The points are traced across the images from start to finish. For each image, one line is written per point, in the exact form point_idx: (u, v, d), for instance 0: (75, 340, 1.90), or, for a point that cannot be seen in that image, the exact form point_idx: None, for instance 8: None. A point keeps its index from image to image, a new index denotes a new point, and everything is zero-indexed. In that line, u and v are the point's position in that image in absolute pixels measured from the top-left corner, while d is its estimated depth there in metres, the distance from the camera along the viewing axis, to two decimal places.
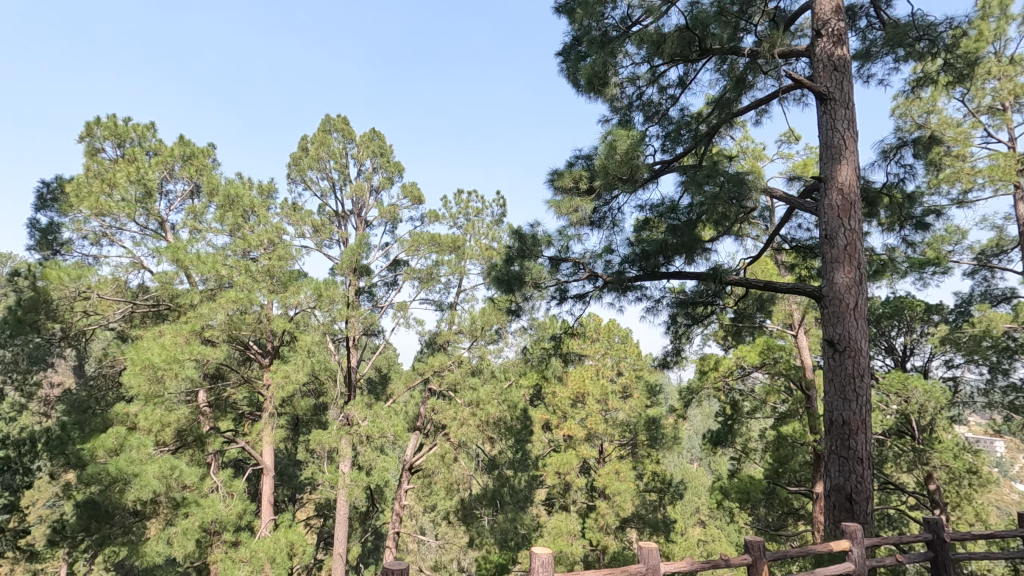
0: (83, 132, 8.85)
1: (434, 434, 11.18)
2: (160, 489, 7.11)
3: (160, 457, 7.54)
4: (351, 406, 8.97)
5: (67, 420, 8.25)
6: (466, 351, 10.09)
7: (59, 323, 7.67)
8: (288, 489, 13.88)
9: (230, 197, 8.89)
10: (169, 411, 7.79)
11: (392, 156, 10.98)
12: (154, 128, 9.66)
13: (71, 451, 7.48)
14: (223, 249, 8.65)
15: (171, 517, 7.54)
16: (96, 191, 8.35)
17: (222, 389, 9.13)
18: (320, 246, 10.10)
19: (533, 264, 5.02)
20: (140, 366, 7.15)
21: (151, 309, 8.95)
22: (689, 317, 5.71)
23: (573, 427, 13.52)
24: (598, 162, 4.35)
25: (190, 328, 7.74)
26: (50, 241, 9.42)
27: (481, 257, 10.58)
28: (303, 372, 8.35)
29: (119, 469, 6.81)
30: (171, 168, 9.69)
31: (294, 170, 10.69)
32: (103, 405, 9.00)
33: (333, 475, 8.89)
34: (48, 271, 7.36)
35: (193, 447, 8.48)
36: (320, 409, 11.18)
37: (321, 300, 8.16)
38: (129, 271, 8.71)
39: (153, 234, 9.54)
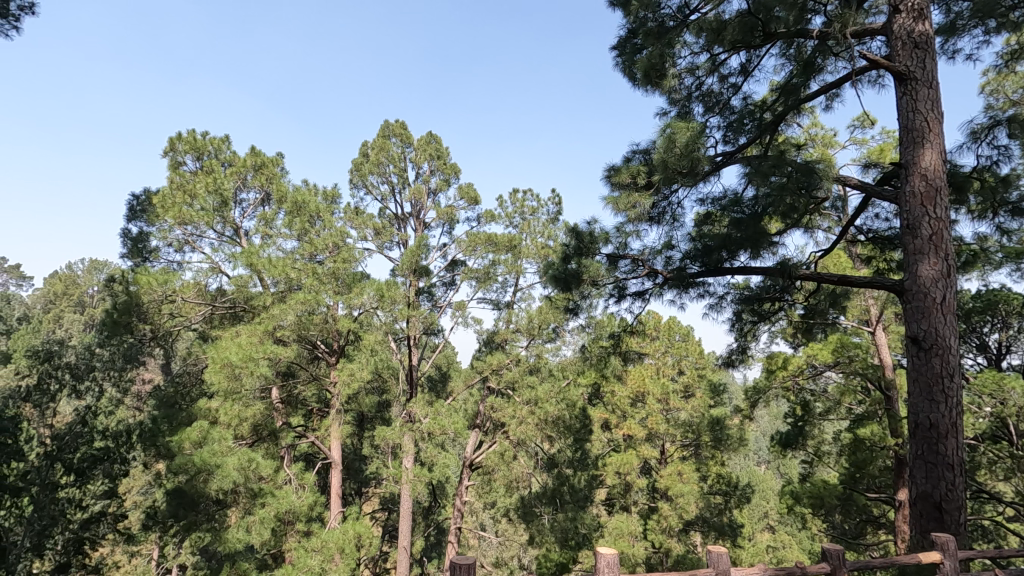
0: (167, 147, 9.55)
1: (493, 432, 11.31)
2: (239, 479, 7.55)
3: (239, 450, 8.02)
4: (413, 404, 9.19)
5: (157, 414, 8.93)
6: (524, 349, 10.10)
7: (148, 324, 8.33)
8: (355, 483, 14.45)
9: (298, 203, 9.32)
10: (246, 406, 8.24)
11: (449, 158, 11.17)
12: (228, 141, 10.26)
13: (162, 443, 8.10)
14: (292, 253, 9.06)
15: (249, 507, 8.02)
16: (179, 202, 9.03)
17: (292, 387, 9.60)
18: (381, 248, 10.43)
19: (591, 262, 5.00)
20: (220, 365, 7.68)
21: (229, 310, 9.52)
22: (756, 314, 5.47)
23: (632, 426, 13.33)
24: (657, 157, 4.26)
25: (264, 328, 8.21)
26: (141, 249, 10.24)
27: (537, 255, 10.58)
28: (367, 370, 8.63)
29: (203, 461, 7.34)
30: (244, 178, 10.29)
31: (356, 175, 11.10)
32: (188, 400, 9.67)
33: (397, 470, 9.15)
34: (139, 276, 8.03)
35: (268, 441, 9.00)
36: (383, 406, 11.54)
37: (383, 300, 8.42)
38: (208, 275, 9.30)
39: (229, 241, 10.16)
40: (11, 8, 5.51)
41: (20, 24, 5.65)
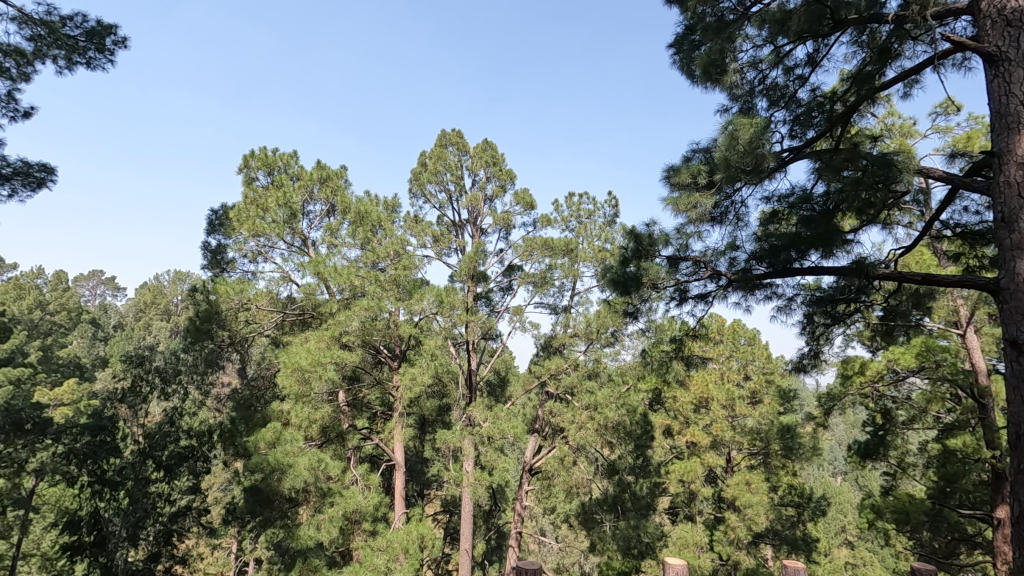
0: (242, 165, 10.20)
1: (552, 437, 11.27)
2: (310, 479, 7.90)
3: (310, 451, 8.39)
4: (473, 408, 9.33)
5: (235, 415, 9.50)
6: (583, 354, 10.05)
7: (227, 330, 8.89)
8: (417, 485, 14.76)
9: (361, 213, 9.66)
10: (316, 409, 8.62)
11: (504, 164, 11.27)
12: (296, 156, 10.80)
13: (240, 442, 8.62)
14: (356, 262, 9.38)
15: (319, 505, 8.38)
16: (253, 215, 9.63)
17: (358, 390, 9.95)
18: (440, 254, 10.66)
19: (650, 264, 4.91)
20: (291, 368, 8.07)
21: (298, 317, 9.96)
22: (829, 317, 5.19)
23: (696, 433, 12.92)
24: (718, 155, 4.13)
25: (331, 334, 8.54)
26: (219, 260, 10.95)
27: (594, 258, 10.47)
28: (428, 375, 8.82)
29: (277, 460, 7.78)
30: (311, 191, 10.79)
31: (415, 185, 11.41)
32: (262, 402, 10.21)
33: (458, 473, 9.26)
34: (218, 286, 8.61)
35: (336, 442, 9.36)
36: (443, 410, 11.77)
37: (442, 306, 8.61)
38: (280, 284, 9.82)
39: (298, 251, 10.67)
40: (108, 43, 6.06)
41: (115, 57, 6.19)
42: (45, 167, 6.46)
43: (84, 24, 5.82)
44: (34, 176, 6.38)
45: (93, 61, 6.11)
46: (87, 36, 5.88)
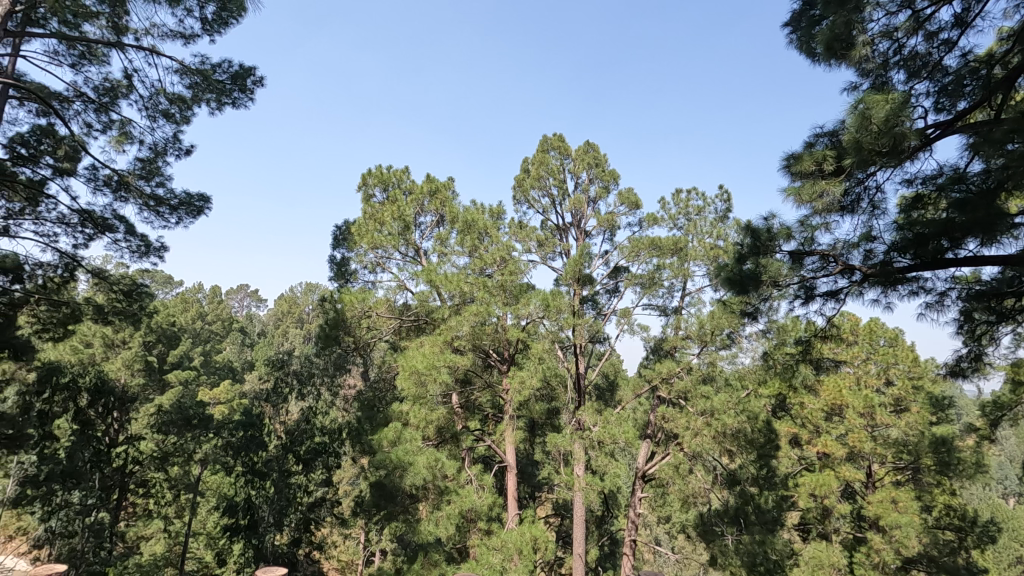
0: (361, 183, 11.05)
1: (666, 443, 10.87)
2: (428, 477, 8.30)
3: (428, 451, 8.82)
4: (583, 412, 9.28)
5: (361, 415, 10.29)
6: (696, 357, 9.69)
7: (352, 336, 9.68)
8: (529, 486, 14.93)
9: (468, 222, 9.97)
10: (431, 411, 9.16)
11: (607, 165, 11.11)
12: (408, 172, 11.44)
13: (366, 440, 9.31)
14: (465, 269, 9.73)
15: (438, 502, 8.78)
16: (372, 229, 10.49)
17: (470, 393, 10.24)
18: (545, 259, 10.75)
19: (770, 261, 4.59)
20: (408, 372, 8.56)
21: (414, 323, 10.44)
22: (993, 313, 4.52)
23: (829, 443, 11.96)
24: (848, 138, 3.76)
25: (443, 339, 8.91)
26: (344, 272, 11.91)
27: (706, 257, 9.98)
28: (536, 378, 9.01)
29: (398, 458, 8.29)
30: (422, 204, 11.32)
31: (520, 191, 11.63)
32: (384, 403, 10.89)
33: (569, 477, 9.20)
34: (344, 296, 9.42)
35: (451, 443, 9.73)
36: (553, 413, 11.82)
37: (548, 310, 8.68)
38: (396, 292, 10.44)
39: (412, 260, 11.31)
40: (248, 83, 6.86)
41: (255, 96, 6.98)
42: (202, 197, 7.46)
43: (230, 69, 6.65)
44: (194, 205, 7.39)
45: (238, 100, 6.94)
46: (232, 79, 6.71)
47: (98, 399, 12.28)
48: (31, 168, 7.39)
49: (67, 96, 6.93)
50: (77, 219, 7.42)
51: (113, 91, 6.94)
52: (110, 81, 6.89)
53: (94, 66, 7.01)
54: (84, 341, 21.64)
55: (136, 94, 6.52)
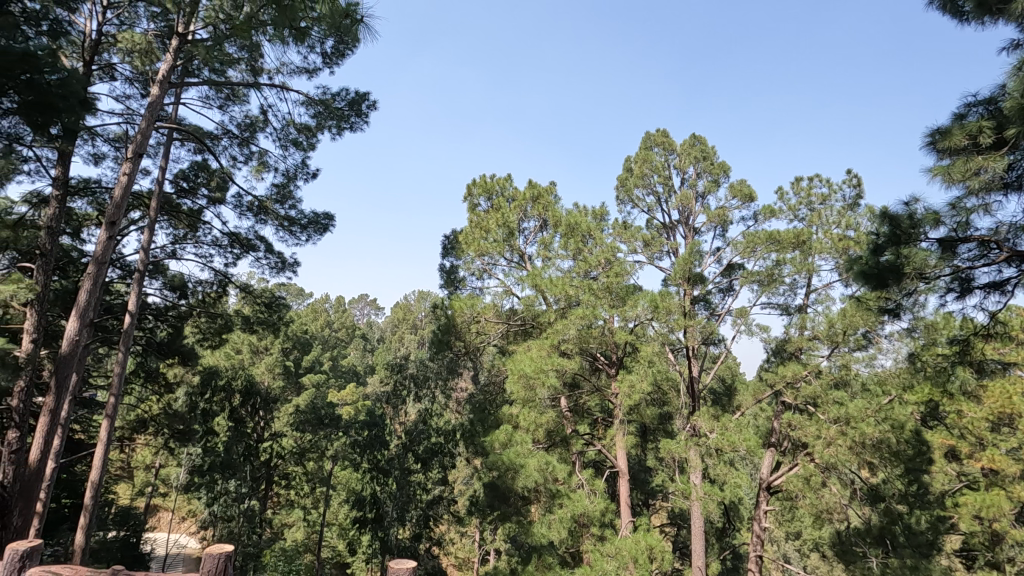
0: (466, 193, 11.48)
1: (793, 453, 10.01)
2: (540, 480, 8.38)
3: (539, 454, 8.90)
4: (698, 418, 8.88)
5: (473, 417, 10.62)
6: (826, 360, 8.89)
7: (463, 341, 10.24)
8: (642, 493, 14.51)
9: (572, 225, 9.99)
10: (541, 414, 9.03)
11: (717, 157, 10.54)
12: (511, 179, 11.65)
13: (479, 442, 9.63)
14: (569, 272, 9.71)
15: (550, 505, 8.82)
16: (479, 237, 10.91)
17: (578, 397, 10.19)
18: (652, 259, 10.43)
19: (913, 250, 4.19)
20: (517, 376, 8.66)
21: (520, 328, 10.57)
22: None
23: (996, 458, 10.36)
24: (1009, 106, 3.28)
25: (550, 342, 8.94)
26: (453, 280, 12.40)
27: (834, 249, 9.11)
28: (647, 381, 8.63)
29: (510, 460, 8.47)
30: (525, 210, 11.46)
31: (623, 191, 11.42)
32: (494, 406, 11.18)
33: (686, 486, 8.81)
34: (454, 303, 9.95)
35: (561, 446, 9.71)
36: (665, 418, 11.42)
37: (657, 311, 8.41)
38: (503, 297, 10.68)
39: (517, 266, 11.52)
40: (363, 108, 7.40)
41: (369, 119, 7.52)
42: (327, 215, 8.16)
43: (347, 96, 7.24)
44: (321, 223, 8.10)
45: (356, 125, 7.51)
46: (349, 106, 7.28)
47: (247, 399, 13.91)
48: (191, 199, 8.57)
49: (217, 135, 7.97)
50: (227, 241, 8.48)
51: (253, 126, 7.86)
52: (250, 118, 7.81)
53: (237, 106, 8.00)
54: (235, 349, 24.56)
55: (271, 127, 7.32)
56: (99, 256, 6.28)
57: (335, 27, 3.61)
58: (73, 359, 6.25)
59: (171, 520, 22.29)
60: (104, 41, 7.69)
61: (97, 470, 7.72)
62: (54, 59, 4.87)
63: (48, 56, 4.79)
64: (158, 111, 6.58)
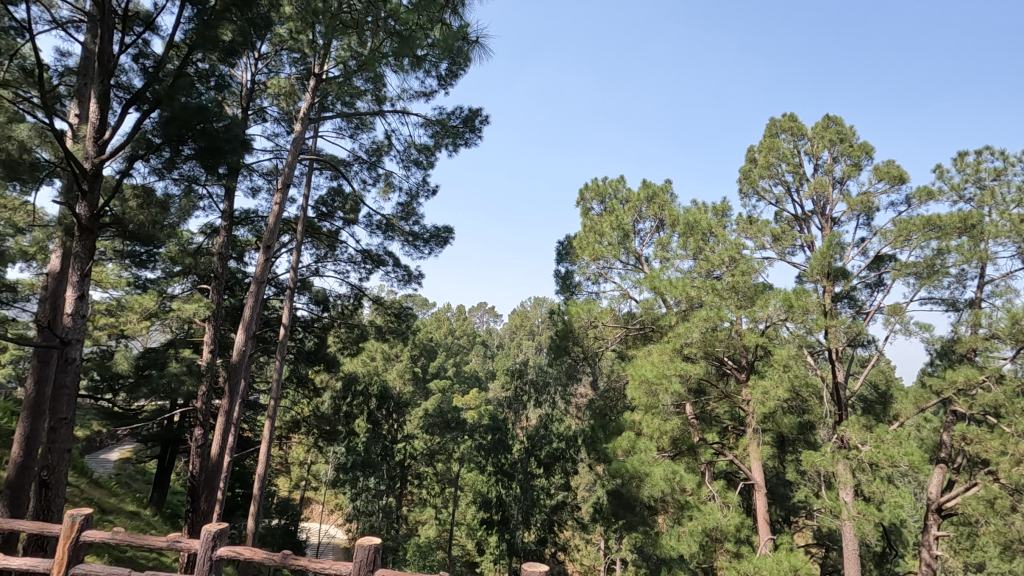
0: (579, 198, 11.46)
1: (971, 471, 8.61)
2: (667, 490, 8.04)
3: (665, 462, 8.55)
4: (846, 429, 8.02)
5: (594, 423, 10.52)
6: (1009, 362, 7.59)
7: (581, 346, 10.20)
8: (782, 510, 13.36)
9: (691, 223, 9.58)
10: (665, 420, 8.67)
11: (856, 138, 9.50)
12: (624, 180, 11.43)
13: (601, 448, 9.51)
14: (690, 273, 9.29)
15: (679, 517, 8.43)
16: (593, 241, 10.83)
17: (706, 403, 9.68)
18: (783, 255, 9.64)
19: None
20: (639, 381, 8.41)
21: (640, 332, 10.26)
22: None
23: None
24: None
25: (672, 346, 8.56)
26: (568, 285, 12.41)
27: (1013, 232, 7.77)
28: (783, 389, 7.93)
29: (634, 468, 8.29)
30: (640, 211, 11.16)
31: (746, 184, 10.71)
32: (615, 412, 10.96)
33: (835, 503, 7.96)
34: (571, 309, 9.96)
35: (688, 455, 9.19)
36: (806, 428, 10.43)
37: (793, 311, 7.74)
38: (620, 301, 10.47)
39: (633, 269, 11.24)
40: (476, 123, 7.71)
41: (482, 134, 7.82)
42: (447, 228, 8.58)
43: (461, 114, 7.60)
44: (441, 236, 8.55)
45: (470, 141, 7.85)
46: (464, 122, 7.63)
47: (382, 404, 14.99)
48: (330, 222, 9.49)
49: (350, 162, 8.75)
50: (361, 257, 9.26)
51: (379, 151, 8.52)
52: (377, 143, 8.48)
53: (365, 134, 8.73)
54: (370, 357, 26.63)
55: (395, 150, 7.88)
56: (258, 277, 7.16)
57: (448, 50, 3.76)
58: (242, 366, 7.18)
59: (322, 512, 24.66)
60: (256, 89, 8.80)
61: (262, 465, 8.73)
62: (221, 109, 5.65)
63: (217, 107, 5.59)
64: (301, 145, 7.37)
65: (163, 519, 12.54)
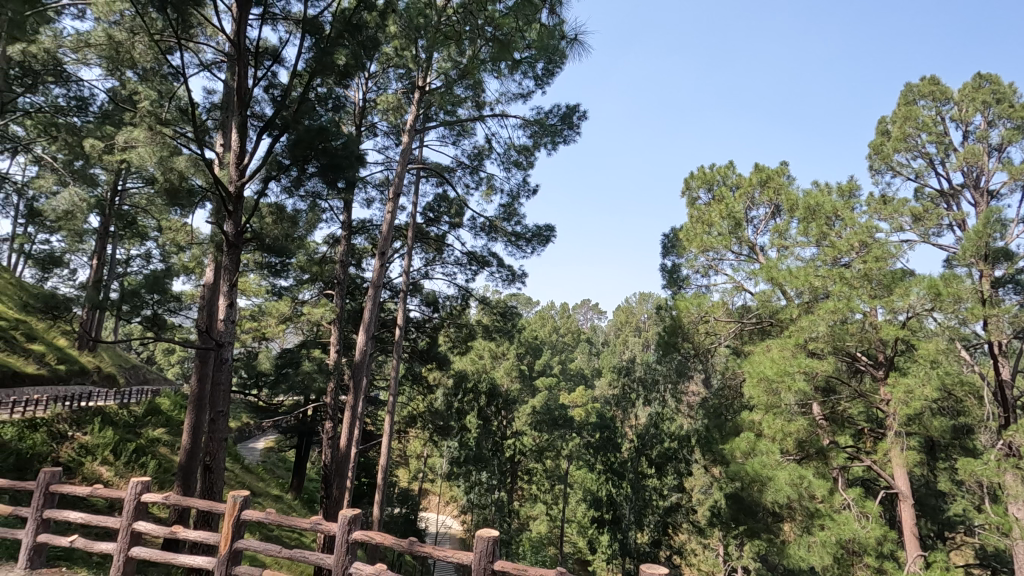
0: (684, 187, 11.00)
1: None
2: (794, 496, 7.46)
3: (790, 466, 7.96)
4: (1015, 434, 6.82)
5: (709, 423, 10.05)
6: None
7: (692, 343, 9.78)
8: (934, 523, 11.89)
9: (812, 207, 8.84)
10: (789, 421, 7.92)
11: (1018, 97, 8.18)
12: (734, 166, 10.79)
13: (717, 449, 9.05)
14: (813, 261, 8.56)
15: (808, 526, 7.78)
16: (701, 232, 10.34)
17: (836, 403, 8.86)
18: (926, 236, 8.56)
19: None
20: (757, 379, 7.88)
21: (756, 326, 9.61)
22: None
23: None
24: None
25: (795, 341, 7.91)
26: (676, 279, 11.95)
27: None
28: (931, 387, 7.02)
29: (755, 471, 7.84)
30: (753, 197, 10.45)
31: (878, 159, 9.64)
32: (732, 412, 10.37)
33: (1002, 519, 6.94)
34: (679, 303, 9.62)
35: (817, 460, 8.38)
36: (963, 433, 9.17)
37: (941, 300, 6.86)
38: (733, 294, 9.89)
39: (747, 259, 10.56)
40: (575, 119, 7.68)
41: (581, 130, 7.77)
42: (548, 226, 8.63)
43: (559, 111, 7.61)
44: (543, 235, 8.62)
45: (568, 137, 7.83)
46: (562, 120, 7.64)
47: (491, 401, 15.42)
48: (437, 227, 9.93)
49: (454, 168, 9.11)
50: (468, 259, 9.60)
51: (480, 155, 8.77)
52: (479, 147, 8.74)
53: (467, 140, 9.03)
54: (479, 355, 27.54)
55: (496, 153, 8.08)
56: (376, 281, 7.68)
57: (545, 50, 3.77)
58: (364, 365, 7.74)
59: (439, 503, 25.90)
60: (367, 106, 9.45)
61: (385, 457, 9.34)
62: (339, 128, 6.13)
63: (335, 127, 6.07)
64: (408, 155, 7.79)
65: (302, 503, 13.88)
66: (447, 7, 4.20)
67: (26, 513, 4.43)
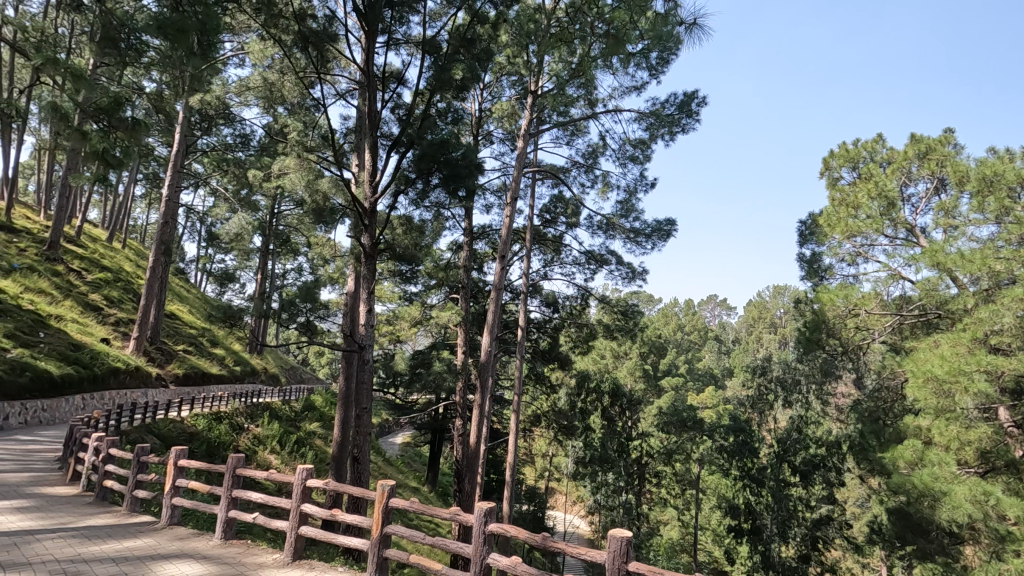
0: (823, 168, 9.99)
1: None
2: (977, 515, 6.45)
3: (970, 479, 6.89)
4: None
5: (863, 428, 8.99)
6: None
7: (840, 339, 8.83)
8: None
9: (988, 178, 7.57)
10: (968, 428, 6.76)
11: None
12: (883, 139, 9.59)
13: (875, 458, 8.08)
14: (992, 241, 7.33)
15: (999, 551, 6.62)
16: (845, 216, 9.30)
17: None
18: None
19: None
20: (923, 379, 6.89)
21: (920, 319, 8.41)
22: None
23: None
24: None
25: (970, 335, 6.81)
26: (816, 269, 10.87)
27: None
28: None
29: (924, 484, 6.89)
30: (909, 171, 9.19)
31: None
32: (892, 416, 9.18)
33: None
34: (822, 296, 8.75)
35: (1008, 473, 7.05)
36: None
37: None
38: (888, 284, 8.77)
39: (905, 243, 9.29)
40: (693, 107, 7.34)
41: (701, 116, 7.40)
42: (669, 220, 8.33)
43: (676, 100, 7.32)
44: (664, 229, 8.33)
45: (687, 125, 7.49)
46: (679, 108, 7.34)
47: (615, 401, 15.19)
48: (555, 228, 10.01)
49: (569, 168, 9.14)
50: (586, 258, 9.56)
51: (595, 153, 8.70)
52: (593, 145, 8.67)
53: (581, 139, 9.01)
54: (600, 355, 27.29)
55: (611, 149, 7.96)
56: (498, 284, 7.93)
57: (658, 38, 3.64)
58: (490, 365, 8.03)
59: (566, 502, 26.04)
60: (483, 116, 9.81)
61: (512, 454, 9.59)
62: (458, 140, 6.43)
63: (455, 139, 6.38)
64: (524, 159, 7.94)
65: (437, 496, 14.69)
66: (556, 9, 4.22)
67: (219, 491, 5.14)
